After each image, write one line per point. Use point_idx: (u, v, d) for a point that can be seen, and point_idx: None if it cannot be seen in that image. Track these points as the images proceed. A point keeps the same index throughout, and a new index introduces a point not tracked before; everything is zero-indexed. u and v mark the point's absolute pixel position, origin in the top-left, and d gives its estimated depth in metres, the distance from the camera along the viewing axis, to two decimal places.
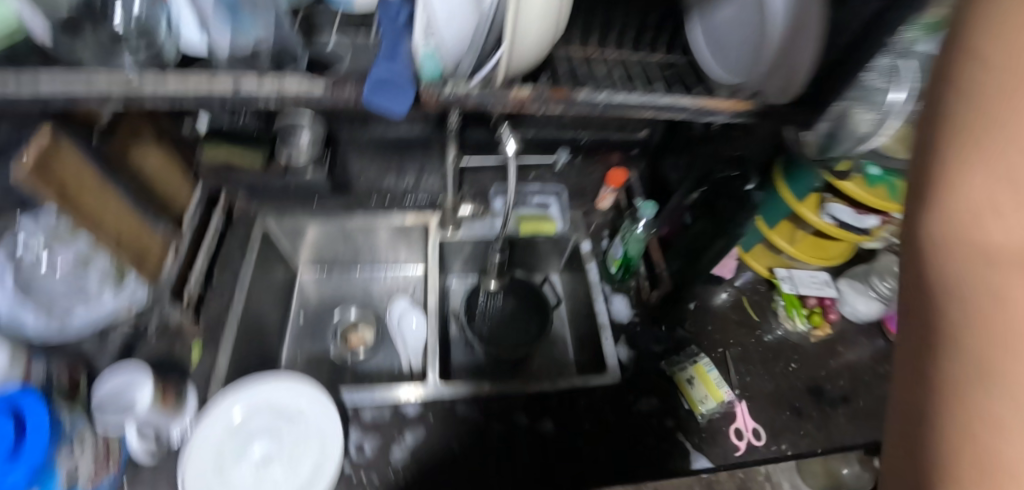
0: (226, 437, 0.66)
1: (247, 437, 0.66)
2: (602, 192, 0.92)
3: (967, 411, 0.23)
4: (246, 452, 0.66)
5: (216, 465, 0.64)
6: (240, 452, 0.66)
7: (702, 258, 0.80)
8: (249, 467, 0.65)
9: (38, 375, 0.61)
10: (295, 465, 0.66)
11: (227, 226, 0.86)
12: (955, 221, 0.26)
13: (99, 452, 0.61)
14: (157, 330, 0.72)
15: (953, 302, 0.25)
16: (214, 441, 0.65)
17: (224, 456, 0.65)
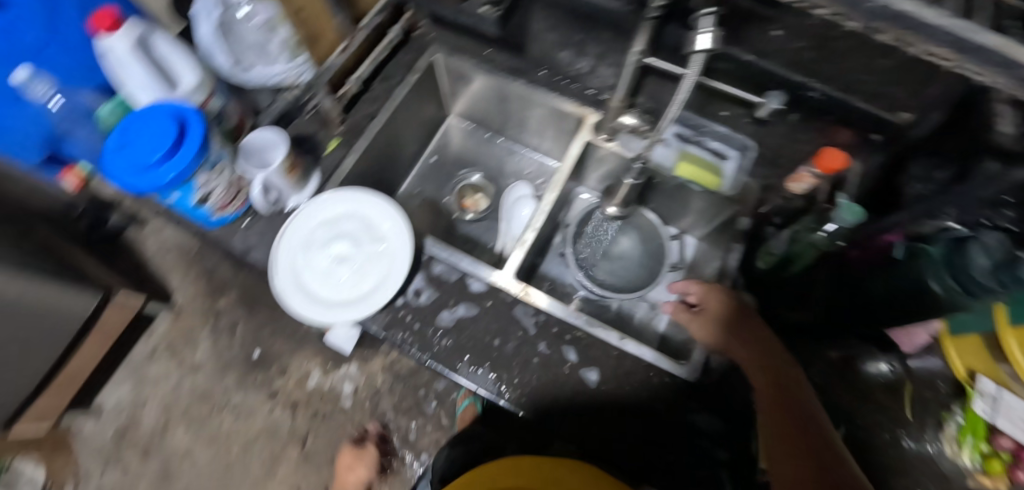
0: (323, 225, 0.74)
1: (337, 234, 0.73)
2: (801, 170, 0.74)
3: None
4: (330, 246, 0.73)
5: (306, 241, 0.73)
6: (328, 241, 0.73)
7: (890, 302, 0.59)
8: (326, 258, 0.72)
9: (213, 108, 0.72)
10: (360, 278, 0.71)
11: (403, 42, 0.87)
12: None
13: (235, 183, 0.71)
14: (312, 112, 0.81)
15: None
16: (314, 223, 0.74)
17: (314, 239, 0.73)
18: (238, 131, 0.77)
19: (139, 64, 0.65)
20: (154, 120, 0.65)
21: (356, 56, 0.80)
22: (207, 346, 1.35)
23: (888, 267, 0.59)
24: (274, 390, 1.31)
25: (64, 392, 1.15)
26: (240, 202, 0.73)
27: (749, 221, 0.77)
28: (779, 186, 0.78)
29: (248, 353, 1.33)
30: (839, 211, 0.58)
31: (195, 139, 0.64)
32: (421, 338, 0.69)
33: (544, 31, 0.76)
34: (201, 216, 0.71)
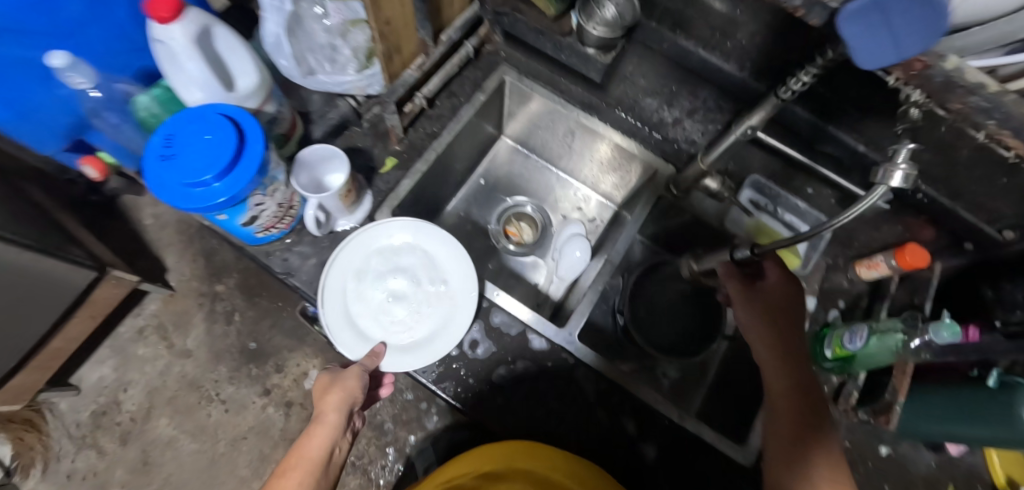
0: (380, 256, 0.70)
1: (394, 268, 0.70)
2: (876, 257, 0.70)
3: None
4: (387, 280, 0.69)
5: (360, 272, 0.69)
6: (386, 274, 0.69)
7: (969, 429, 0.56)
8: (382, 293, 0.69)
9: (267, 111, 0.65)
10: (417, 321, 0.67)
11: (473, 57, 0.81)
12: None
13: (286, 200, 0.64)
14: (370, 123, 0.75)
15: None
16: (371, 251, 0.70)
17: (370, 270, 0.69)
18: (287, 136, 0.70)
19: (198, 62, 0.57)
20: (207, 126, 0.56)
21: (427, 71, 0.73)
22: (201, 333, 1.25)
23: (978, 393, 0.56)
24: (268, 387, 1.22)
25: (46, 370, 1.06)
26: (287, 223, 0.66)
27: (814, 303, 0.74)
28: (846, 267, 0.76)
29: (244, 345, 1.23)
30: (935, 325, 0.57)
31: (257, 157, 0.57)
32: (479, 391, 0.65)
33: (633, 75, 0.75)
34: (243, 234, 0.63)
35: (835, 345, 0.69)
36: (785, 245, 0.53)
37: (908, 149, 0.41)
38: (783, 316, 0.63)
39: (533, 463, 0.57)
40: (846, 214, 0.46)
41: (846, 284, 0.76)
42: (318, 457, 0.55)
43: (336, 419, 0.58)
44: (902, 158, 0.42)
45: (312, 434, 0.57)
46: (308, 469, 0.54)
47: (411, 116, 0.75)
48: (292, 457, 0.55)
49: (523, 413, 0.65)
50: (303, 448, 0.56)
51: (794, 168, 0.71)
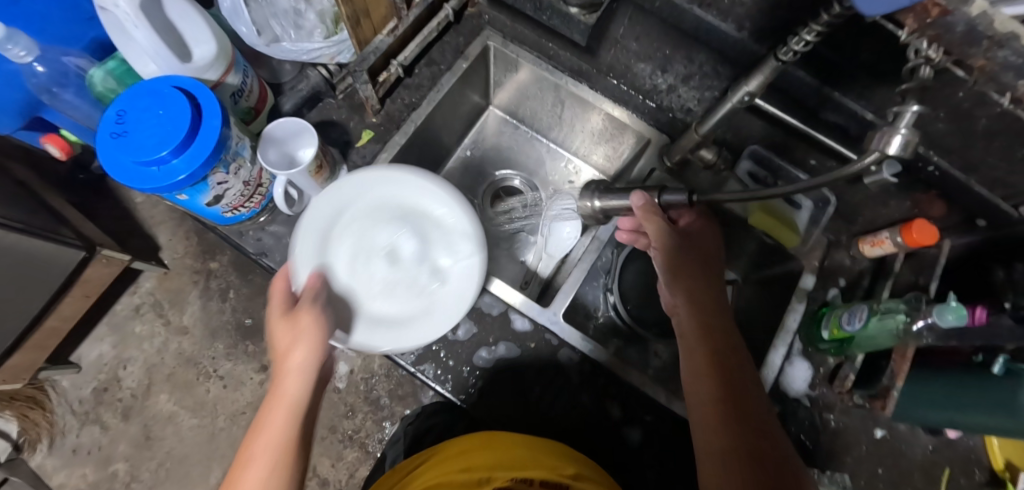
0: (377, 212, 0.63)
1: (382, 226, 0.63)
2: (880, 234, 0.66)
3: None
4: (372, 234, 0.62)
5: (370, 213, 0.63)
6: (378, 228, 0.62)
7: (970, 417, 0.53)
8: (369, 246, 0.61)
9: (231, 83, 0.61)
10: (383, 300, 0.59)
11: (454, 21, 0.76)
12: None
13: (253, 178, 0.61)
14: (344, 94, 0.71)
15: None
16: (373, 201, 0.63)
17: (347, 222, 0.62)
18: (256, 110, 0.67)
19: (145, 29, 0.53)
20: (163, 103, 0.53)
21: (403, 37, 0.69)
22: (196, 309, 1.16)
23: (985, 381, 0.53)
24: (265, 364, 1.12)
25: (43, 351, 0.98)
26: (257, 201, 0.64)
27: (813, 283, 0.70)
28: (849, 243, 0.72)
29: (240, 321, 1.14)
30: (940, 308, 0.53)
31: (215, 132, 0.53)
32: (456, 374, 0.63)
33: (626, 38, 0.70)
34: (209, 214, 0.61)
35: (832, 326, 0.65)
36: (737, 200, 0.49)
37: (912, 110, 0.36)
38: (705, 261, 0.59)
39: (478, 452, 0.50)
40: (817, 184, 0.43)
41: (847, 262, 0.72)
42: (296, 401, 0.49)
43: (309, 349, 0.50)
44: (907, 122, 0.36)
45: (277, 373, 0.50)
46: (290, 411, 0.49)
47: (389, 86, 0.71)
48: (268, 404, 0.49)
49: (499, 397, 0.63)
50: (275, 399, 0.49)
51: (790, 138, 0.67)
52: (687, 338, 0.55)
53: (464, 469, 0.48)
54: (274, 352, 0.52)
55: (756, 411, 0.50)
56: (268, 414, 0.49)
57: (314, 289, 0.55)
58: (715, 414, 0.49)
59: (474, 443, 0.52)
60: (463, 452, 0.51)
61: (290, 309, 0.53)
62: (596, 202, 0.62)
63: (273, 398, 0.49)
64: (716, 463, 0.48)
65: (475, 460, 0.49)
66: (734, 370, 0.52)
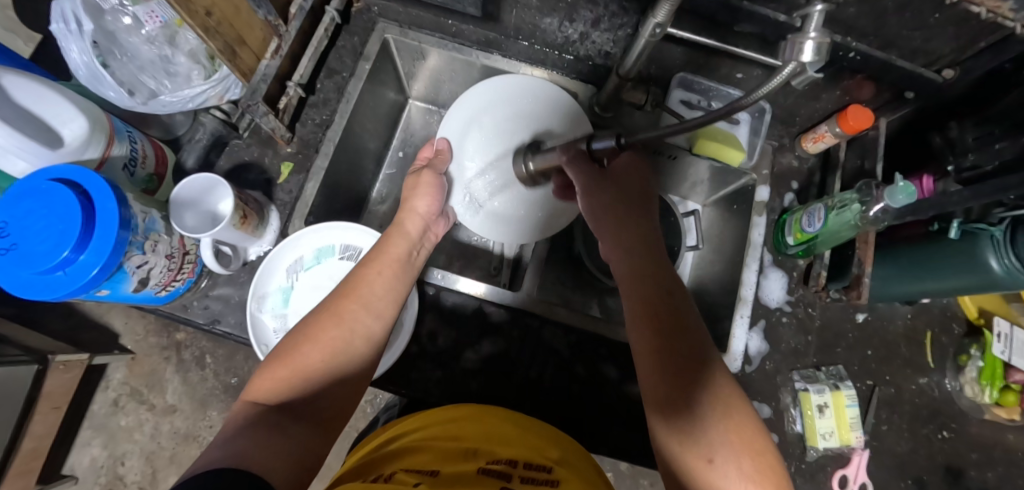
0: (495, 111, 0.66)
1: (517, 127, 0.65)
2: (820, 129, 0.67)
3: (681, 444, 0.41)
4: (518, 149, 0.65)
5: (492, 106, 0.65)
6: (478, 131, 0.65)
7: (938, 280, 0.56)
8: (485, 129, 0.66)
9: (119, 155, 0.56)
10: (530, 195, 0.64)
11: (342, 22, 0.70)
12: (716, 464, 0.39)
13: (176, 249, 0.57)
14: (248, 131, 0.66)
15: None
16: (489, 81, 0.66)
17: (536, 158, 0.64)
18: (159, 175, 0.62)
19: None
20: (44, 202, 0.48)
21: (290, 54, 0.63)
22: (177, 385, 1.07)
23: (938, 244, 0.55)
24: None
25: (26, 478, 0.91)
26: (189, 271, 0.60)
27: (768, 192, 0.70)
28: (793, 145, 0.73)
29: (226, 383, 1.06)
30: (891, 189, 0.54)
31: (114, 215, 0.48)
32: (448, 383, 0.62)
33: None
34: (141, 298, 0.57)
35: (798, 228, 0.65)
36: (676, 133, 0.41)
37: (818, 11, 0.36)
38: (630, 188, 0.52)
39: (474, 423, 0.48)
40: (744, 100, 0.38)
41: (795, 163, 0.73)
42: (386, 298, 0.50)
43: (398, 269, 0.53)
44: (815, 24, 0.36)
45: (372, 266, 0.52)
46: (375, 306, 0.49)
47: (293, 110, 0.66)
48: (357, 290, 0.50)
49: (495, 395, 0.62)
50: (362, 290, 0.50)
51: (711, 60, 0.65)
52: (614, 257, 0.51)
53: (456, 438, 0.46)
54: (374, 253, 0.54)
55: (687, 329, 0.46)
56: (346, 302, 0.49)
57: (430, 206, 0.59)
58: (638, 328, 0.46)
59: (466, 413, 0.50)
60: (454, 420, 0.49)
61: (399, 228, 0.57)
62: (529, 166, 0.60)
63: (352, 287, 0.50)
64: (648, 383, 0.45)
65: (467, 430, 0.46)
66: (663, 287, 0.48)
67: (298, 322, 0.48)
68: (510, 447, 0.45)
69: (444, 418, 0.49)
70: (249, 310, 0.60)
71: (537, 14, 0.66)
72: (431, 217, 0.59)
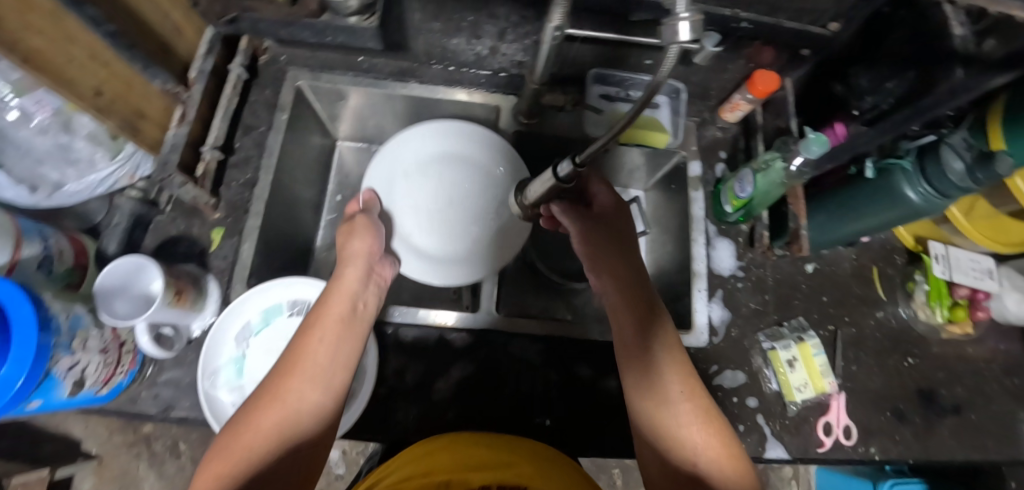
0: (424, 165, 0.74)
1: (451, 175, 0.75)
2: (734, 99, 0.69)
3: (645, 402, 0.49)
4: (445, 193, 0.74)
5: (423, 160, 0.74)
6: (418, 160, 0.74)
7: (866, 220, 0.58)
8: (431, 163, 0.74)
9: (30, 256, 0.53)
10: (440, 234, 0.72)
11: (251, 77, 0.69)
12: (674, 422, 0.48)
13: (109, 342, 0.54)
14: (170, 204, 0.63)
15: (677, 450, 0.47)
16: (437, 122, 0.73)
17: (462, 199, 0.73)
18: (81, 266, 0.58)
19: None
20: None
21: (200, 119, 0.62)
22: (151, 483, 1.00)
23: (857, 184, 0.58)
24: None
25: None
26: (131, 362, 0.57)
27: (700, 166, 0.73)
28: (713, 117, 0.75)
29: None
30: (805, 142, 0.57)
31: (31, 320, 0.45)
32: (425, 418, 0.60)
33: (425, 22, 0.64)
34: (80, 401, 0.53)
35: (732, 195, 0.67)
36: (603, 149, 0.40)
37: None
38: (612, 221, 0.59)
39: (451, 451, 0.47)
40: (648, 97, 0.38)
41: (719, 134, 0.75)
42: (327, 364, 0.49)
43: (339, 329, 0.51)
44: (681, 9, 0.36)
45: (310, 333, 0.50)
46: (318, 377, 0.48)
47: (214, 175, 0.64)
48: (299, 362, 0.48)
49: (476, 420, 0.60)
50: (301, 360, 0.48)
51: (620, 53, 0.67)
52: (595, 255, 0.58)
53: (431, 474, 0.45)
54: (311, 318, 0.52)
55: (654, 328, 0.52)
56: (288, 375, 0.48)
57: (366, 252, 0.57)
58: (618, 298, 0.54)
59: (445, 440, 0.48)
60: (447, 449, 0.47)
61: (335, 283, 0.54)
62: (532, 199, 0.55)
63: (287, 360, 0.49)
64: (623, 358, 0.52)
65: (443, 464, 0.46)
66: (641, 291, 0.55)
67: (237, 410, 0.46)
68: (486, 470, 0.45)
69: (427, 450, 0.47)
70: (201, 388, 0.57)
71: (443, 37, 0.67)
72: (369, 259, 0.57)
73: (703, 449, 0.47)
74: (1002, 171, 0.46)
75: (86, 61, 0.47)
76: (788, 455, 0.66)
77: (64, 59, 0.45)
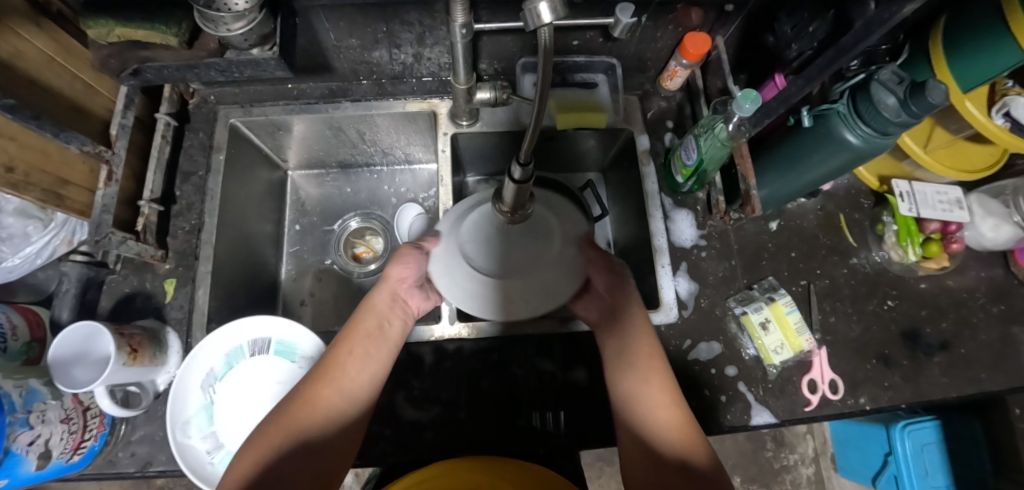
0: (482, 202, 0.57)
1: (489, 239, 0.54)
2: (671, 67, 0.67)
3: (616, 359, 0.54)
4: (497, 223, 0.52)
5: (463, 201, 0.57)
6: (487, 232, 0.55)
7: (815, 171, 0.56)
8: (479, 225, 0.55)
9: None
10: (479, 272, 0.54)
11: (183, 122, 0.69)
12: (629, 368, 0.53)
13: (71, 410, 0.54)
14: (120, 263, 0.63)
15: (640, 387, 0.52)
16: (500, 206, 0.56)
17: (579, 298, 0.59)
18: (38, 339, 0.58)
19: None
20: None
21: (131, 173, 0.61)
22: None
23: (797, 135, 0.56)
24: None
25: None
26: (98, 426, 0.56)
27: (648, 140, 0.71)
28: (656, 88, 0.73)
29: None
30: (736, 101, 0.55)
31: None
32: (400, 438, 0.60)
33: (342, 40, 0.63)
34: (51, 474, 0.53)
35: (684, 168, 0.65)
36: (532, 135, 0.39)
37: None
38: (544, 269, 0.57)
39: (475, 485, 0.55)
40: (546, 93, 0.34)
41: (664, 104, 0.73)
42: (353, 371, 0.53)
43: (366, 344, 0.54)
44: None
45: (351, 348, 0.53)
46: (346, 387, 0.51)
47: (157, 227, 0.64)
48: (332, 374, 0.51)
49: (453, 439, 0.60)
50: (316, 406, 0.50)
51: None
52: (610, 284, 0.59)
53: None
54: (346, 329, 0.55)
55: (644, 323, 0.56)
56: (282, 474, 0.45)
57: (397, 280, 0.57)
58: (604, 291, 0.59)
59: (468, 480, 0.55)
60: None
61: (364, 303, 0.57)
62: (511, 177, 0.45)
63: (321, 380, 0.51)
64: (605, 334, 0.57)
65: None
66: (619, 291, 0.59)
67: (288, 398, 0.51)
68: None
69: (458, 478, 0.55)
70: (172, 440, 0.55)
71: (364, 50, 0.65)
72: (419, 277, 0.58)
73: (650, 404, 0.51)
74: (934, 100, 0.44)
75: None
76: (775, 418, 0.64)
77: None
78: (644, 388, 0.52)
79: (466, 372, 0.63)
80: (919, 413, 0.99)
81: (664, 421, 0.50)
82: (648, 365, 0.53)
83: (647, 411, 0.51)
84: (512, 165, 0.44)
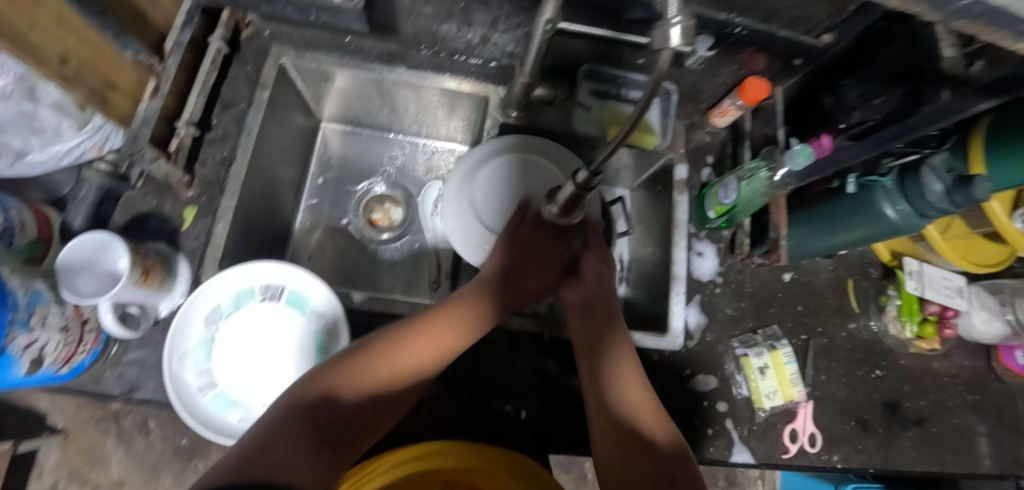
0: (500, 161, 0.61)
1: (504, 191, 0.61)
2: (724, 103, 0.68)
3: (592, 347, 0.56)
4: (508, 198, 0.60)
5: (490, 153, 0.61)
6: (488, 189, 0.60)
7: (845, 235, 0.58)
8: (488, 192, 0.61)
9: None
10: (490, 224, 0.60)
11: (232, 51, 0.67)
12: (596, 355, 0.55)
13: (70, 319, 0.52)
14: (143, 180, 0.61)
15: (610, 377, 0.53)
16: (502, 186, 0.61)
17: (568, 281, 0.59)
18: (45, 240, 0.56)
19: None
20: None
21: (174, 92, 0.60)
22: (122, 457, 1.01)
23: (838, 196, 0.58)
24: None
25: None
26: (92, 341, 0.54)
27: (687, 170, 0.72)
28: (703, 121, 0.75)
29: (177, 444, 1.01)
30: (790, 153, 0.57)
31: None
32: None
33: (416, 6, 0.63)
34: (38, 379, 0.52)
35: (717, 204, 0.66)
36: (608, 149, 0.39)
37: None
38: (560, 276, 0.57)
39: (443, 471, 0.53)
40: (645, 110, 0.34)
41: (708, 139, 0.74)
42: (437, 363, 0.50)
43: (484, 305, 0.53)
44: (675, 9, 0.31)
45: (451, 310, 0.52)
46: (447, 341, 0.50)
47: (189, 152, 0.62)
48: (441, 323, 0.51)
49: (447, 421, 0.60)
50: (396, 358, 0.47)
51: (613, 52, 0.66)
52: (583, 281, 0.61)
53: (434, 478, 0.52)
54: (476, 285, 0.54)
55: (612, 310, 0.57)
56: (274, 427, 0.39)
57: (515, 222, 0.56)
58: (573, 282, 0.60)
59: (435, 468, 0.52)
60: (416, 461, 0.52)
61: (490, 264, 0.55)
62: (574, 180, 0.46)
63: (380, 356, 0.47)
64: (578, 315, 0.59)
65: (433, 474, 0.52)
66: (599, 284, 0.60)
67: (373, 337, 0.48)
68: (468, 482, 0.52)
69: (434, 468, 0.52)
70: (167, 370, 0.54)
71: (435, 21, 0.64)
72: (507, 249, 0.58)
73: (625, 386, 0.53)
74: (977, 195, 0.46)
75: (52, 28, 0.45)
76: (754, 458, 0.66)
77: (26, 24, 0.42)
78: (618, 378, 0.53)
79: (471, 359, 0.63)
80: (869, 478, 1.04)
81: (638, 413, 0.51)
82: (613, 351, 0.55)
83: (619, 398, 0.52)
84: (578, 169, 0.44)
